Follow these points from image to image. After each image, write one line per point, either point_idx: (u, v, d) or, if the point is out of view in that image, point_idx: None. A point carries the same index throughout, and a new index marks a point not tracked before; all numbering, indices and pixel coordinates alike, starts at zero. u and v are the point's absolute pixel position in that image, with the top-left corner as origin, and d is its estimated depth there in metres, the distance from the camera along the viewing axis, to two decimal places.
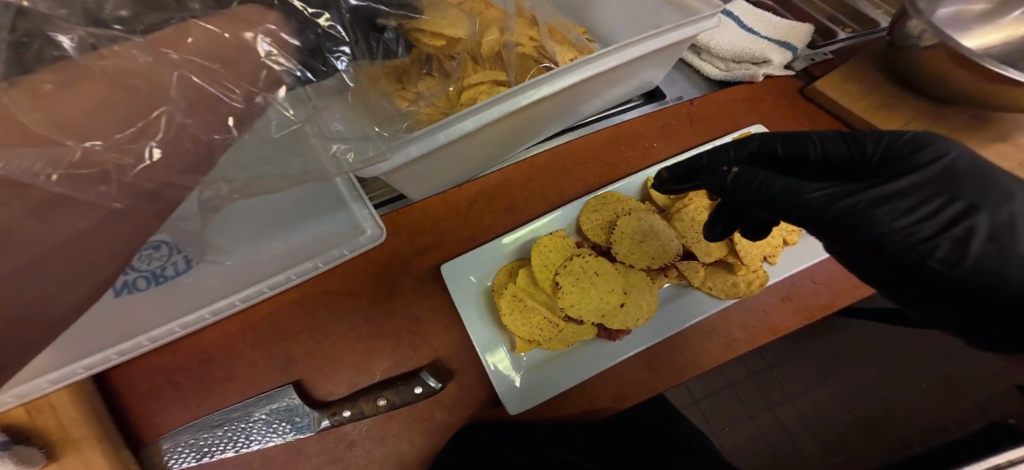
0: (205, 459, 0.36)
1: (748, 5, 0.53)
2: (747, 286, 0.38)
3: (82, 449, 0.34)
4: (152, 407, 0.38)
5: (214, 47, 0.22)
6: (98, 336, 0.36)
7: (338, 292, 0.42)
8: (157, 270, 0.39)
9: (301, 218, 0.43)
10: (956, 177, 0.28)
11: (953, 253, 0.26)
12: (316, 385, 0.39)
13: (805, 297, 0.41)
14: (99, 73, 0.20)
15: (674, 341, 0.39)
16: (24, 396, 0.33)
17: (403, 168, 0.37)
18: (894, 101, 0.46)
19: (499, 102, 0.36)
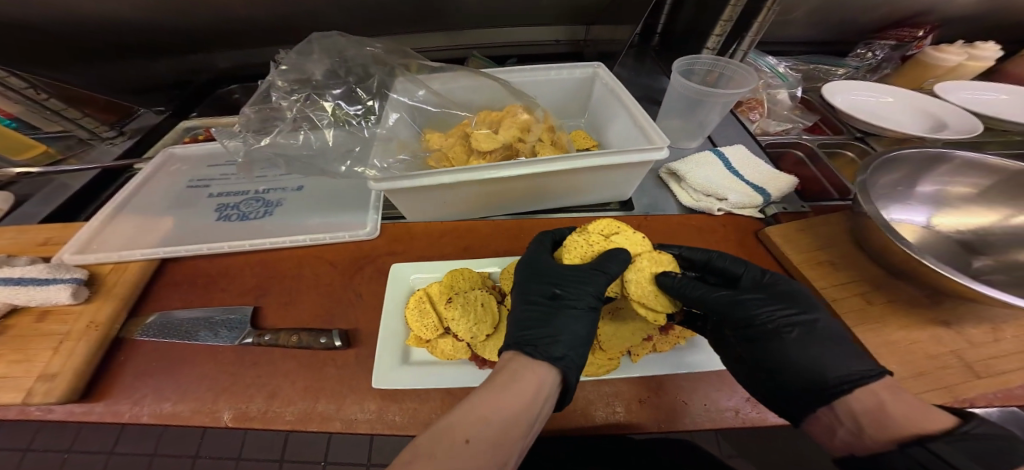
0: (163, 338, 0.46)
1: (743, 154, 0.62)
2: (596, 367, 0.43)
3: (107, 302, 0.47)
4: (166, 292, 0.51)
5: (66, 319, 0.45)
6: (184, 239, 0.56)
7: (324, 259, 0.55)
8: (245, 213, 0.61)
9: (337, 209, 0.62)
10: (793, 293, 0.41)
11: (789, 334, 0.38)
12: (267, 315, 0.49)
13: (661, 405, 0.42)
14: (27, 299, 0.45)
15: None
16: (124, 259, 0.51)
17: (399, 196, 0.54)
18: (841, 260, 0.48)
19: (470, 172, 0.51)
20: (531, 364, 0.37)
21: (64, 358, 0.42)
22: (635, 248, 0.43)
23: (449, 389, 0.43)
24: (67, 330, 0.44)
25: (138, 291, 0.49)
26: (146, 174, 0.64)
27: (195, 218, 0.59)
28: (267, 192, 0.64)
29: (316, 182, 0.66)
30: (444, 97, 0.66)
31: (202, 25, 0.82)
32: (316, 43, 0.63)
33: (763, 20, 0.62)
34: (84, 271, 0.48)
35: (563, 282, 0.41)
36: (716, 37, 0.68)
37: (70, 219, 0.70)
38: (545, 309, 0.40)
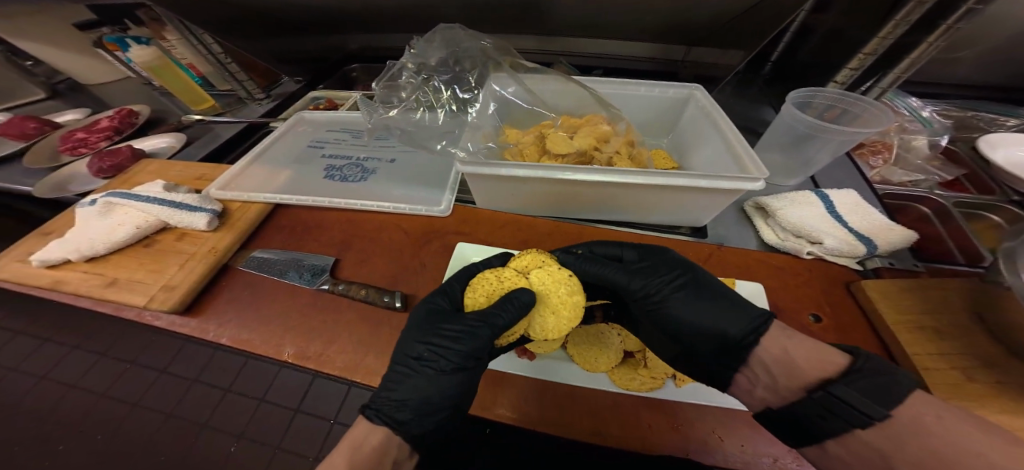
0: (260, 270, 0.55)
1: (852, 198, 0.55)
2: (640, 383, 0.42)
3: (228, 233, 0.58)
4: (273, 232, 0.61)
5: (196, 243, 0.57)
6: (295, 191, 0.67)
7: (400, 227, 0.62)
8: (346, 177, 0.70)
9: (418, 185, 0.68)
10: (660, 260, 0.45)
11: (677, 301, 0.42)
12: (344, 268, 0.56)
13: (694, 437, 0.39)
14: (179, 223, 0.57)
15: (565, 393, 0.43)
16: (250, 199, 0.63)
17: (479, 182, 0.58)
18: (951, 326, 0.40)
19: (546, 169, 0.52)
20: (369, 428, 0.39)
21: (185, 274, 0.53)
22: (553, 289, 0.44)
23: (485, 369, 0.46)
24: (193, 251, 0.56)
25: (252, 228, 0.60)
26: (277, 134, 0.78)
27: (306, 176, 0.70)
28: (367, 160, 0.73)
29: (406, 159, 0.74)
30: (537, 96, 0.70)
31: (341, 14, 0.95)
32: (437, 34, 0.70)
33: (918, 56, 0.53)
34: (219, 206, 0.60)
35: (438, 337, 0.43)
36: (850, 71, 0.60)
37: (217, 161, 0.87)
38: (405, 369, 0.42)
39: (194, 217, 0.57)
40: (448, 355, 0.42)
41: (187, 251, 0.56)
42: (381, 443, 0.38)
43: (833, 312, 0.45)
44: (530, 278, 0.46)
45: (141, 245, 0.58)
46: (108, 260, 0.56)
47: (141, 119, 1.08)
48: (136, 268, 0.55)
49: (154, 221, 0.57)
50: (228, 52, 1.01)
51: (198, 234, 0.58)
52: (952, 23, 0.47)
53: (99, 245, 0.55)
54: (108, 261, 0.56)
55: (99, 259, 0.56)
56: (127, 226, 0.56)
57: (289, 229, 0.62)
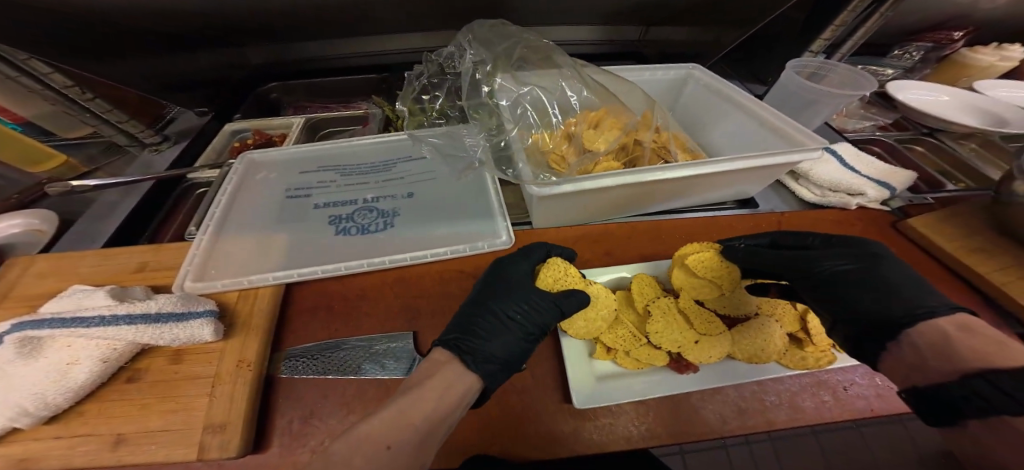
0: (317, 375, 0.40)
1: (855, 150, 0.64)
2: (816, 360, 0.41)
3: (249, 336, 0.41)
4: (302, 320, 0.45)
5: (195, 366, 0.38)
6: (308, 259, 0.51)
7: (466, 272, 0.53)
8: (366, 225, 0.56)
9: (461, 218, 0.59)
10: (850, 248, 0.41)
11: (852, 278, 0.37)
12: (428, 340, 0.45)
13: (870, 393, 0.41)
14: (160, 343, 0.38)
15: (737, 393, 0.41)
16: (252, 283, 0.46)
17: (552, 201, 0.51)
18: (994, 246, 0.48)
19: (632, 174, 0.50)
20: (461, 370, 0.35)
21: (226, 405, 0.35)
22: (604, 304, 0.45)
23: (650, 399, 0.40)
24: (215, 372, 0.38)
25: (274, 321, 0.43)
26: (234, 189, 0.58)
27: (312, 235, 0.54)
28: (378, 201, 0.60)
29: (428, 190, 0.63)
30: (603, 88, 0.60)
31: (263, 15, 0.75)
32: (470, 33, 0.59)
33: (871, 24, 0.68)
34: (214, 303, 0.41)
35: (527, 303, 0.42)
36: (823, 41, 0.72)
37: (129, 243, 0.60)
38: (495, 321, 0.41)
39: (188, 327, 0.38)
40: (531, 322, 0.41)
41: (183, 382, 0.37)
42: (465, 386, 0.34)
43: (900, 250, 0.51)
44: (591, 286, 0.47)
45: (120, 380, 0.37)
46: (85, 413, 0.35)
47: None
48: (139, 414, 0.35)
49: (127, 348, 0.36)
50: (82, 82, 0.70)
51: (195, 352, 0.39)
52: None
53: (52, 401, 0.33)
54: (62, 430, 0.34)
55: (66, 416, 0.35)
56: (85, 363, 0.34)
57: (325, 310, 0.47)
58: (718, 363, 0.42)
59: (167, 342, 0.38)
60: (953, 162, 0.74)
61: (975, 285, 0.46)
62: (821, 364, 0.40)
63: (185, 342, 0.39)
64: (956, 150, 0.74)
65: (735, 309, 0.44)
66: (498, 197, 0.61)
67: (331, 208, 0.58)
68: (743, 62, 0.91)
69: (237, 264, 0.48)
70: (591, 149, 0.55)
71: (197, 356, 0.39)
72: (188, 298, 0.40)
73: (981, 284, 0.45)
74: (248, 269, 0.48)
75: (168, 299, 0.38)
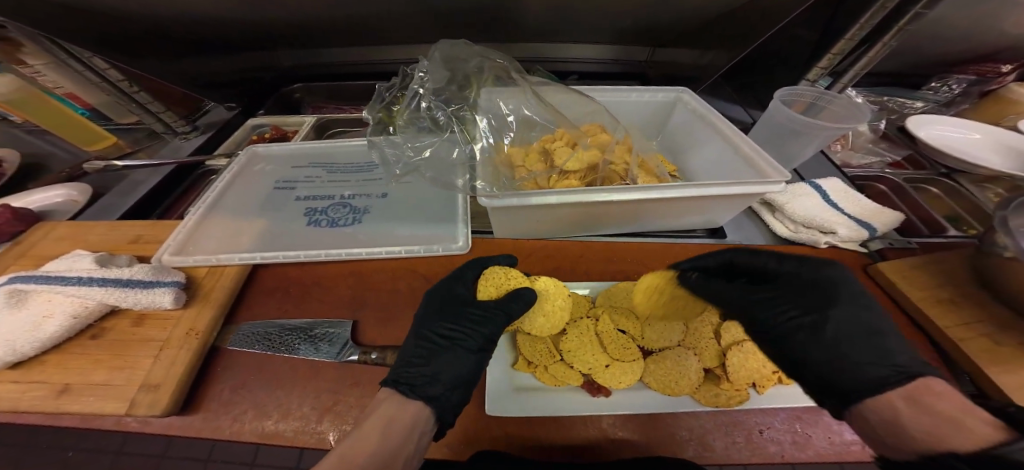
0: (257, 349, 0.45)
1: (842, 185, 0.60)
2: (727, 399, 0.40)
3: (204, 308, 0.46)
4: (259, 301, 0.50)
5: (153, 330, 0.44)
6: (277, 245, 0.56)
7: (419, 272, 0.56)
8: (336, 220, 0.61)
9: (426, 221, 0.63)
10: (804, 283, 0.38)
11: (798, 329, 0.36)
12: (366, 331, 0.49)
13: (785, 439, 0.39)
14: (127, 305, 0.43)
15: (648, 421, 0.41)
16: (221, 262, 0.51)
17: (502, 213, 0.53)
18: (963, 299, 0.45)
19: (580, 193, 0.50)
20: (401, 403, 0.36)
21: (165, 368, 0.40)
22: (551, 296, 0.46)
23: (561, 416, 0.42)
24: (166, 337, 0.43)
25: (232, 298, 0.49)
26: (232, 177, 0.65)
27: (287, 225, 0.59)
28: (354, 198, 0.65)
29: (401, 193, 0.67)
30: (553, 108, 0.61)
31: (278, 23, 0.82)
32: (439, 52, 0.63)
33: (874, 55, 0.64)
34: (181, 275, 0.47)
35: (461, 318, 0.43)
36: (821, 70, 0.69)
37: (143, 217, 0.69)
38: (435, 346, 0.41)
39: (150, 293, 0.43)
40: (475, 334, 0.42)
41: (139, 343, 0.43)
42: (412, 411, 0.35)
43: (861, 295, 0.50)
44: (534, 282, 0.47)
45: (86, 335, 0.43)
46: (46, 362, 0.41)
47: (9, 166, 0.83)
48: (90, 366, 0.41)
49: (95, 307, 0.42)
50: (132, 77, 0.82)
51: (156, 319, 0.45)
52: (902, 25, 0.57)
53: (23, 346, 0.39)
54: (39, 370, 0.40)
55: (36, 360, 0.41)
56: (58, 317, 0.41)
57: (280, 294, 0.51)
58: (634, 390, 0.43)
59: (134, 305, 0.43)
60: (970, 208, 0.67)
61: (933, 337, 0.45)
62: (728, 403, 0.40)
63: (148, 306, 0.44)
64: (976, 195, 0.67)
65: (657, 338, 0.44)
66: (466, 206, 0.64)
67: (310, 203, 0.64)
68: (749, 86, 0.88)
69: (214, 244, 0.54)
70: (551, 166, 0.57)
71: (157, 322, 0.45)
72: (160, 268, 0.46)
73: (939, 336, 0.44)
74: (222, 250, 0.53)
75: (136, 269, 0.44)
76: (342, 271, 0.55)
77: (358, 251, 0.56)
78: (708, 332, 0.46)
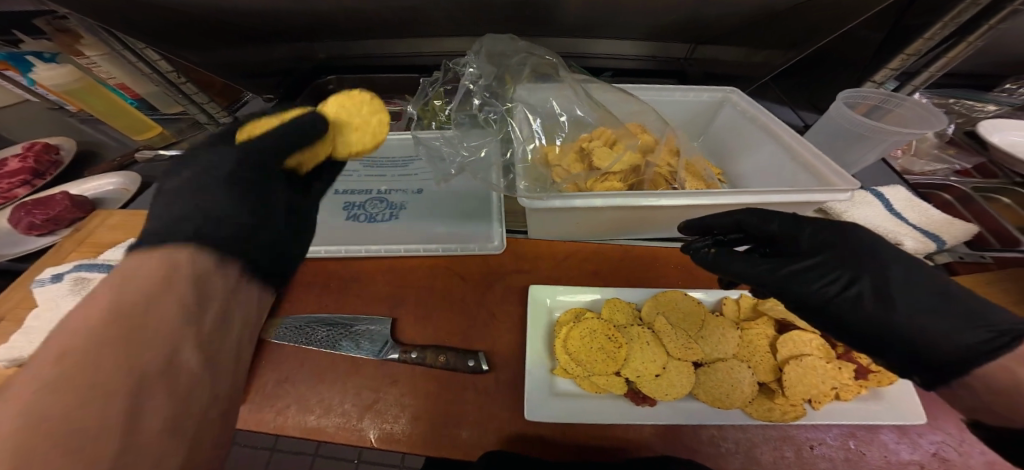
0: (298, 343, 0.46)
1: (906, 194, 0.56)
2: (780, 413, 0.38)
3: None
4: (297, 294, 0.51)
5: None
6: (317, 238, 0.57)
7: (453, 271, 0.56)
8: (372, 215, 0.61)
9: (460, 219, 0.62)
10: (843, 259, 0.35)
11: (837, 302, 0.35)
12: (402, 329, 0.50)
13: (836, 455, 0.38)
14: None
15: (691, 432, 0.40)
16: None
17: (540, 214, 0.52)
18: None
19: (624, 198, 0.48)
20: None
21: None
22: (580, 354, 0.42)
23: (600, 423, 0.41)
24: None
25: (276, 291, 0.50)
26: None
27: (327, 217, 0.60)
28: (390, 193, 0.65)
29: (435, 189, 0.67)
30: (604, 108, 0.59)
31: (314, 14, 0.81)
32: (481, 46, 0.62)
33: (956, 55, 0.58)
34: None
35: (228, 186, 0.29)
36: (890, 71, 0.63)
37: None
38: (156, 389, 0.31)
39: None
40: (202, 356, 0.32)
41: None
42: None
43: None
44: (333, 111, 0.41)
45: None
46: None
47: (67, 154, 0.88)
48: None
49: None
50: (181, 69, 0.84)
51: None
52: (994, 23, 0.52)
53: None
54: None
55: None
56: None
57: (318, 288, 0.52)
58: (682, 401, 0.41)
59: None
60: None
61: None
62: (785, 419, 0.37)
63: None
64: None
65: (708, 349, 0.42)
66: (500, 204, 0.64)
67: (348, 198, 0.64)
68: (800, 85, 0.83)
69: None
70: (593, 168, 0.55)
71: None
72: None
73: None
74: None
75: None
76: (378, 266, 0.55)
77: (398, 247, 0.57)
78: (763, 344, 0.43)
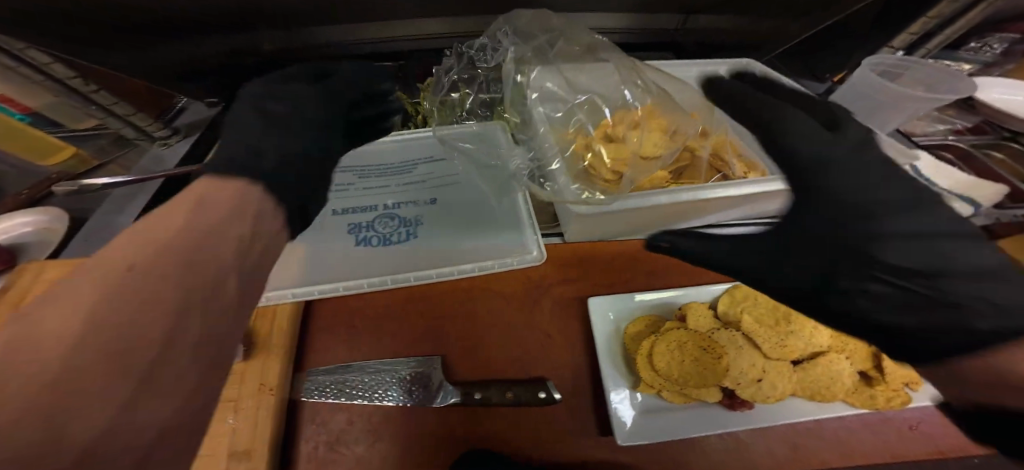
0: (340, 399, 0.41)
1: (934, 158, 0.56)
2: (886, 400, 0.37)
3: (270, 359, 0.41)
4: (321, 343, 0.46)
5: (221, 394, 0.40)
6: (329, 273, 0.49)
7: (492, 290, 0.50)
8: (387, 236, 0.53)
9: (487, 229, 0.55)
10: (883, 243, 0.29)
11: (851, 300, 0.31)
12: (450, 365, 0.45)
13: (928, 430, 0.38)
14: None
15: (794, 430, 0.38)
16: (272, 300, 0.45)
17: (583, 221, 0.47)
18: None
19: (671, 194, 0.45)
20: None
21: (249, 430, 0.38)
22: (671, 371, 0.38)
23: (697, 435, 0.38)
24: (238, 396, 0.39)
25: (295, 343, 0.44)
26: None
27: (334, 243, 0.52)
28: (399, 207, 0.57)
29: (450, 196, 0.59)
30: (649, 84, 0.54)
31: None
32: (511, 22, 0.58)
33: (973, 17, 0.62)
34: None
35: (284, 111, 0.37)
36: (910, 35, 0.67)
37: None
38: None
39: None
40: None
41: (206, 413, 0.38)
42: None
43: None
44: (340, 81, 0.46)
45: None
46: None
47: None
48: None
49: None
50: None
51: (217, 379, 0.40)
52: None
53: None
54: None
55: None
56: None
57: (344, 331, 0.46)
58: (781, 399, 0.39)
59: None
60: None
61: None
62: (892, 406, 0.36)
63: None
64: None
65: (803, 344, 0.40)
66: (528, 206, 0.57)
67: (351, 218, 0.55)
68: None
69: None
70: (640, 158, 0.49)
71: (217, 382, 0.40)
72: None
73: None
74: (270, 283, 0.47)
75: None
76: (410, 295, 0.50)
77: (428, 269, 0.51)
78: None
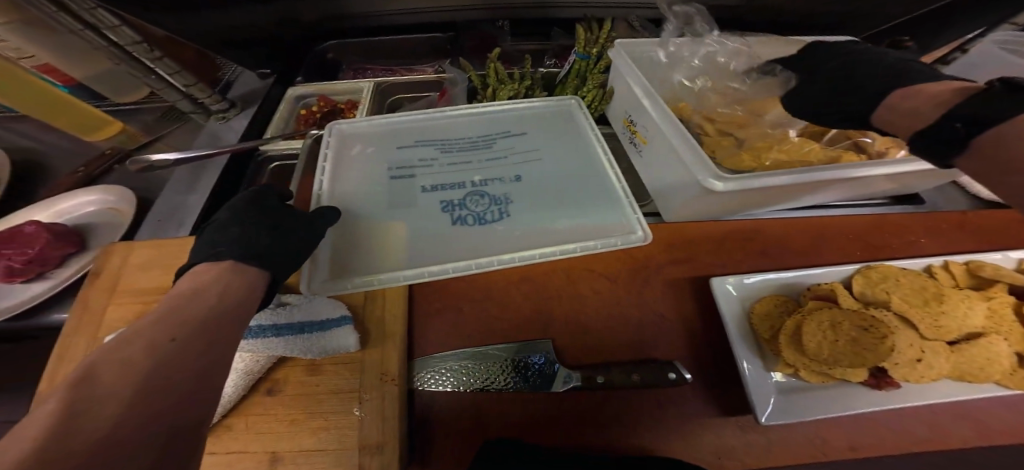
0: (459, 387, 0.40)
1: None
2: None
3: (386, 345, 0.41)
4: (429, 327, 0.45)
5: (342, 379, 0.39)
6: (430, 254, 0.45)
7: (595, 271, 0.49)
8: (481, 214, 0.50)
9: (585, 208, 0.52)
10: None
11: None
12: (564, 350, 0.43)
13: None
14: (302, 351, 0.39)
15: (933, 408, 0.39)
16: (382, 281, 0.41)
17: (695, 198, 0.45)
18: None
19: (822, 170, 0.41)
20: None
21: (377, 420, 0.37)
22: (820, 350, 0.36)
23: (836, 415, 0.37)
24: (360, 385, 0.39)
25: (407, 325, 0.43)
26: (332, 166, 0.53)
27: (428, 222, 0.49)
28: (487, 184, 0.54)
29: (538, 173, 0.56)
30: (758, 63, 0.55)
31: None
32: None
33: None
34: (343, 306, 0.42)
35: None
36: None
37: None
38: None
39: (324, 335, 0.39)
40: None
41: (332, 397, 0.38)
42: None
43: None
44: None
45: (261, 390, 0.39)
46: (233, 427, 0.37)
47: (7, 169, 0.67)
48: (290, 429, 0.37)
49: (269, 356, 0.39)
50: (147, 36, 0.59)
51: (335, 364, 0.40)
52: None
53: None
54: (235, 431, 0.37)
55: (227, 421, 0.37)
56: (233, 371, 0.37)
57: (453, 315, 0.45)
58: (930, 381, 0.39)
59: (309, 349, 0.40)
60: None
61: None
62: None
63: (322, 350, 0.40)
64: None
65: (956, 324, 0.39)
66: (623, 185, 0.54)
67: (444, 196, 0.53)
68: None
69: (354, 261, 0.44)
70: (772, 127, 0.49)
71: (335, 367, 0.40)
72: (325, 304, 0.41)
73: None
74: (372, 263, 0.44)
75: None
76: (515, 277, 0.48)
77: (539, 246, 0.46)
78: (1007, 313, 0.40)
